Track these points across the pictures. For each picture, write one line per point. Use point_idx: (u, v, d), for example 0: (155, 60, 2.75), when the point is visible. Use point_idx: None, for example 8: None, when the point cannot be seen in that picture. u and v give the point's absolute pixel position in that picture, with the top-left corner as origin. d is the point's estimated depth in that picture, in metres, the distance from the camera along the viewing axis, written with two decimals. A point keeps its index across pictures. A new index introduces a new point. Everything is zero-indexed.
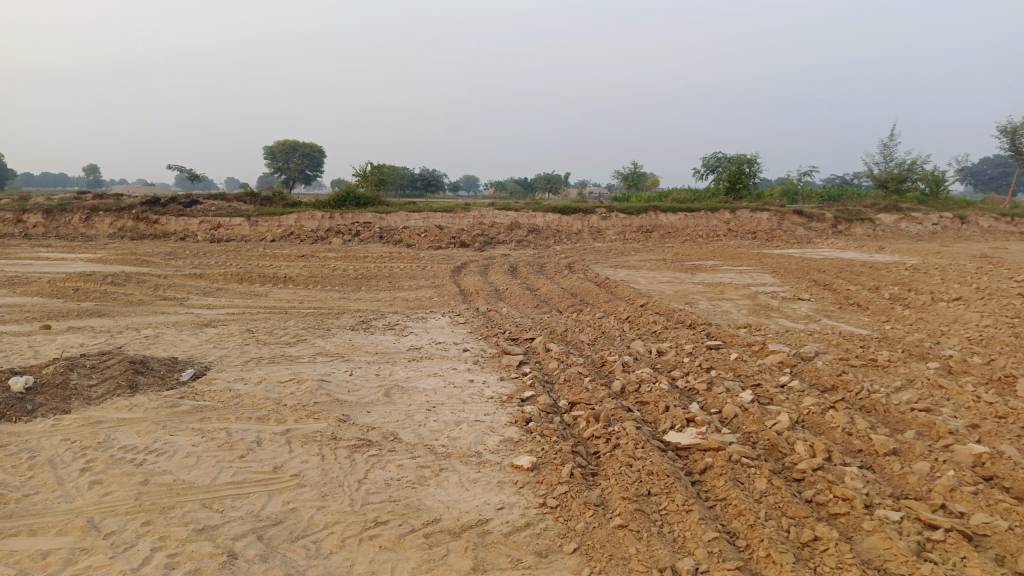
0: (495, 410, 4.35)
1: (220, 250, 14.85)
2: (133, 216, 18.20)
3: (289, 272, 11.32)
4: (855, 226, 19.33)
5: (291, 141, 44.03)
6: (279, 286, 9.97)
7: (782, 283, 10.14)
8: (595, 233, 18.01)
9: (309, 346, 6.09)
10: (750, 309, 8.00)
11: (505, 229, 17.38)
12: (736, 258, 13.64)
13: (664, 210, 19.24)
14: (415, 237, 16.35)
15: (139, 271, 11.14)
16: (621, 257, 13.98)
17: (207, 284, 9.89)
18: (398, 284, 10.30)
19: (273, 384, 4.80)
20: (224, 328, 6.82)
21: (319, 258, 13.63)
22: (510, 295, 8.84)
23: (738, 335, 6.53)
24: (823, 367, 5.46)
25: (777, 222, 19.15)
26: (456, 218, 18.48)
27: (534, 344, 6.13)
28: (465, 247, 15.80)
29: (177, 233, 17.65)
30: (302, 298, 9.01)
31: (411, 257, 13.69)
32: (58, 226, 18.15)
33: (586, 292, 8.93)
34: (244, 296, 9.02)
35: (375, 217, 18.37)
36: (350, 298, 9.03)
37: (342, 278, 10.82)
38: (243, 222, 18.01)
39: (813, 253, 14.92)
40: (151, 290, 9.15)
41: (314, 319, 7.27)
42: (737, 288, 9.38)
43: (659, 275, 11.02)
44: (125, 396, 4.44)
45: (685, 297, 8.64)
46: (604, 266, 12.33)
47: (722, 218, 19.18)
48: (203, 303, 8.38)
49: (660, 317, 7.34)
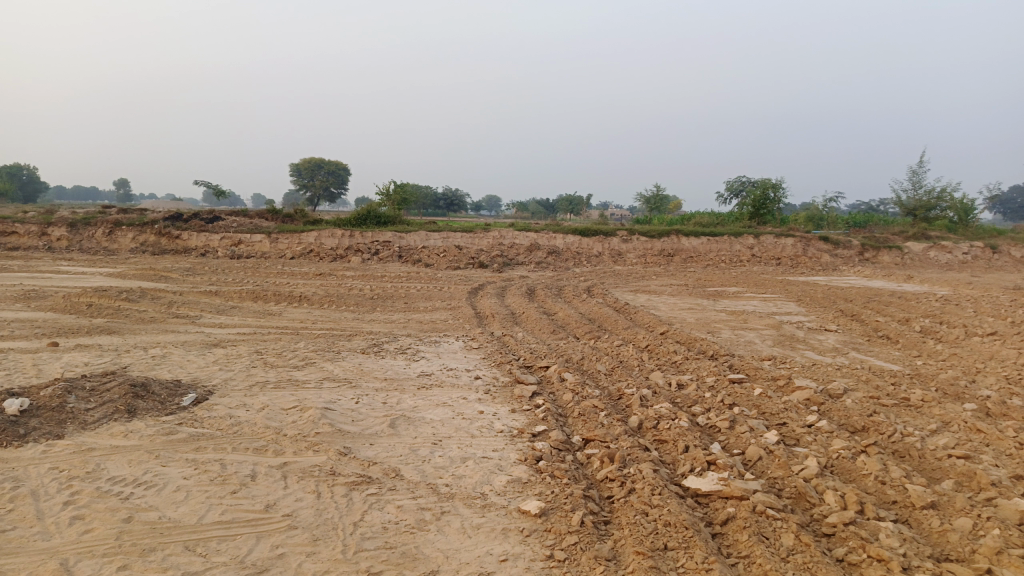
0: (504, 445, 4.13)
1: (239, 267, 14.84)
2: (156, 231, 18.31)
3: (305, 290, 11.22)
4: (882, 254, 18.90)
5: (316, 158, 44.45)
6: (294, 305, 9.85)
7: (808, 312, 9.83)
8: (616, 256, 17.78)
9: (317, 370, 5.92)
10: (774, 340, 7.71)
11: (525, 250, 17.21)
12: (759, 285, 13.33)
13: (686, 234, 18.98)
14: (434, 258, 16.23)
15: (156, 287, 11.10)
16: (641, 281, 13.73)
17: (221, 302, 9.80)
18: (414, 305, 10.14)
19: (275, 411, 4.63)
20: (233, 349, 6.69)
21: (336, 276, 13.55)
22: (526, 320, 8.63)
23: (762, 368, 6.25)
24: (853, 406, 5.17)
25: (802, 248, 18.78)
26: (476, 238, 18.35)
27: (549, 373, 5.91)
28: (483, 267, 15.64)
29: (197, 248, 17.71)
30: (316, 318, 8.87)
31: (429, 277, 13.55)
32: (82, 239, 18.30)
33: (605, 318, 8.70)
34: (257, 315, 8.90)
35: (394, 236, 18.30)
36: (364, 319, 8.88)
37: (358, 298, 10.69)
38: (263, 239, 18.03)
39: (839, 281, 14.55)
40: (165, 307, 9.07)
41: (325, 341, 7.12)
42: (761, 317, 9.10)
43: (680, 301, 10.76)
44: (122, 421, 4.30)
45: (707, 326, 8.37)
46: (624, 291, 12.09)
47: (745, 243, 18.86)
48: (215, 321, 8.27)
49: (680, 347, 7.08)
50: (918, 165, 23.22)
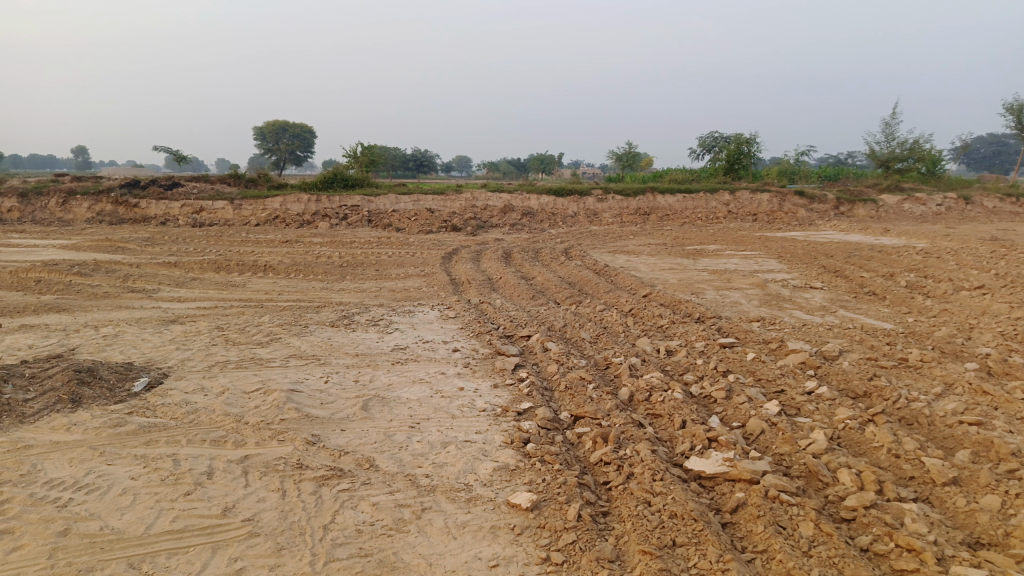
0: (487, 426, 3.80)
1: (201, 235, 14.23)
2: (112, 200, 17.52)
3: (271, 259, 10.73)
4: (858, 208, 18.79)
5: (281, 121, 43.22)
6: (259, 276, 9.38)
7: (790, 270, 9.60)
8: (591, 215, 17.44)
9: (282, 347, 5.52)
10: (760, 300, 7.46)
11: (499, 212, 16.77)
12: (739, 242, 13.10)
13: (662, 191, 18.67)
14: (405, 221, 15.74)
15: (112, 259, 10.51)
16: (619, 241, 13.44)
17: (181, 274, 9.28)
18: (385, 272, 9.71)
19: (235, 395, 4.24)
20: (192, 326, 6.24)
21: (304, 243, 13.03)
22: (504, 285, 8.27)
23: (752, 331, 5.98)
24: (852, 369, 4.92)
25: (778, 203, 18.59)
26: (447, 200, 17.84)
27: (531, 342, 5.58)
28: (456, 231, 15.20)
29: (157, 217, 16.99)
30: (282, 289, 8.42)
31: (400, 242, 13.10)
32: (34, 210, 17.45)
33: (585, 281, 8.38)
34: (219, 287, 8.42)
35: (363, 200, 17.74)
36: (334, 289, 8.45)
37: (327, 266, 10.24)
38: (226, 206, 17.35)
39: (817, 237, 14.37)
40: (120, 281, 8.54)
41: (291, 314, 6.70)
42: (744, 276, 8.85)
43: (660, 261, 10.47)
44: (64, 412, 3.88)
45: (691, 286, 8.10)
46: (602, 251, 11.79)
47: (721, 199, 18.62)
48: (174, 295, 7.79)
49: (665, 310, 6.79)
50: (891, 116, 23.02)
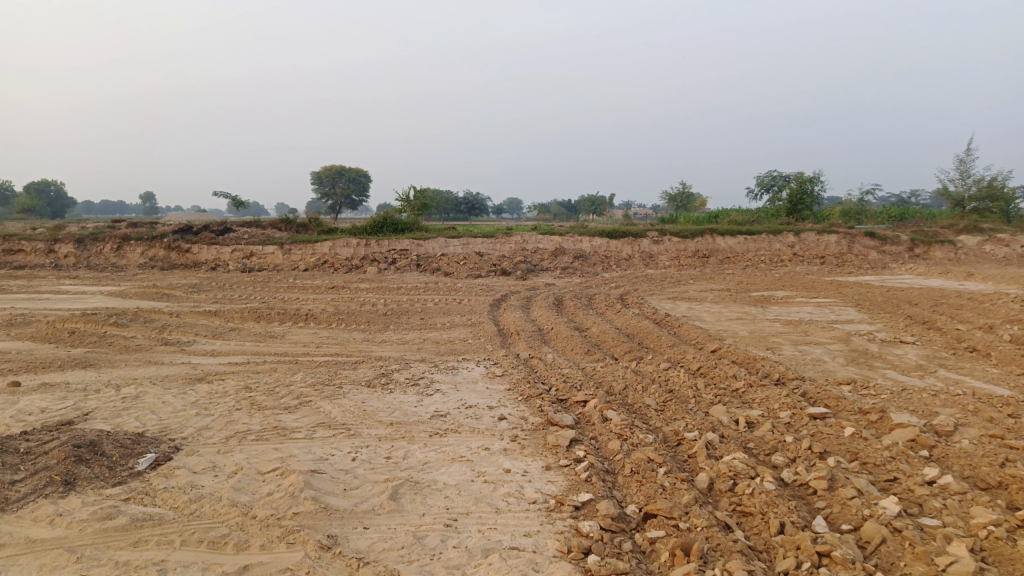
0: (539, 526, 3.14)
1: (249, 281, 14.03)
2: (165, 245, 17.61)
3: (314, 307, 10.35)
4: (934, 249, 17.63)
5: (337, 166, 43.92)
6: (300, 325, 8.96)
7: (872, 321, 8.71)
8: (647, 258, 16.73)
9: (311, 412, 4.96)
10: (846, 358, 6.62)
11: (550, 255, 16.22)
12: (810, 287, 12.24)
13: (721, 233, 17.86)
14: (454, 266, 15.31)
15: (154, 307, 10.28)
16: (679, 287, 12.71)
17: (219, 324, 8.92)
18: (430, 322, 9.17)
19: (248, 478, 3.67)
20: (219, 386, 5.76)
21: (350, 289, 12.67)
22: (556, 337, 7.63)
23: (845, 398, 5.19)
24: (975, 451, 4.09)
25: (847, 245, 17.58)
26: (497, 243, 17.39)
27: (588, 410, 4.90)
28: (506, 275, 14.67)
29: (208, 262, 16.96)
30: (321, 341, 7.95)
31: (448, 288, 12.63)
32: (90, 255, 17.66)
33: (645, 333, 7.69)
34: (257, 339, 8.00)
35: (412, 243, 17.42)
36: (375, 341, 7.95)
37: (371, 314, 9.78)
38: (276, 250, 17.23)
39: (893, 281, 13.38)
40: (156, 332, 8.20)
41: (326, 372, 6.17)
42: (823, 328, 8.03)
43: (726, 310, 9.70)
44: (51, 499, 3.36)
45: (764, 340, 7.33)
46: (661, 298, 11.07)
47: (785, 241, 17.71)
48: (207, 348, 7.38)
49: (739, 370, 6.03)
50: (966, 153, 21.80)
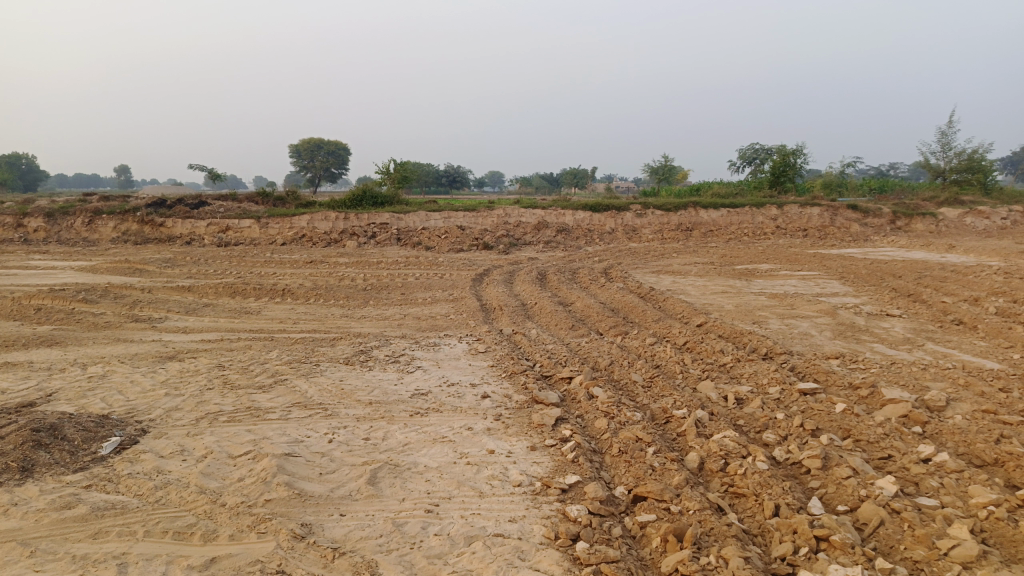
0: (525, 512, 3.00)
1: (225, 256, 13.71)
2: (138, 219, 17.17)
3: (291, 282, 10.10)
4: (915, 222, 17.66)
5: (316, 139, 43.19)
6: (276, 301, 8.72)
7: (858, 294, 8.64)
8: (630, 231, 16.59)
9: (286, 391, 4.77)
10: (834, 331, 6.53)
11: (532, 229, 16.02)
12: (794, 260, 12.17)
13: (705, 206, 17.74)
14: (435, 240, 15.08)
15: (125, 283, 9.98)
16: (663, 260, 12.59)
17: (192, 299, 8.66)
18: (411, 297, 8.97)
19: (218, 462, 3.49)
20: (191, 364, 5.55)
21: (329, 264, 12.41)
22: (540, 312, 7.47)
23: (835, 373, 5.09)
24: (969, 426, 4.00)
25: (829, 218, 17.54)
26: (479, 217, 17.14)
27: (573, 387, 4.76)
28: (488, 249, 14.47)
29: (182, 236, 16.57)
30: (299, 317, 7.73)
31: (429, 262, 12.41)
32: (60, 230, 17.19)
33: (630, 307, 7.56)
34: (231, 315, 7.76)
35: (393, 217, 17.13)
36: (354, 316, 7.75)
37: (350, 289, 9.56)
38: (253, 224, 16.87)
39: (876, 254, 13.35)
40: (126, 308, 7.93)
41: (302, 349, 5.97)
42: (809, 302, 7.94)
43: (711, 283, 9.59)
44: (6, 487, 3.16)
45: (750, 314, 7.23)
46: (645, 272, 10.95)
47: (768, 214, 17.63)
48: (180, 325, 7.14)
49: (726, 345, 5.91)
50: (948, 126, 21.77)
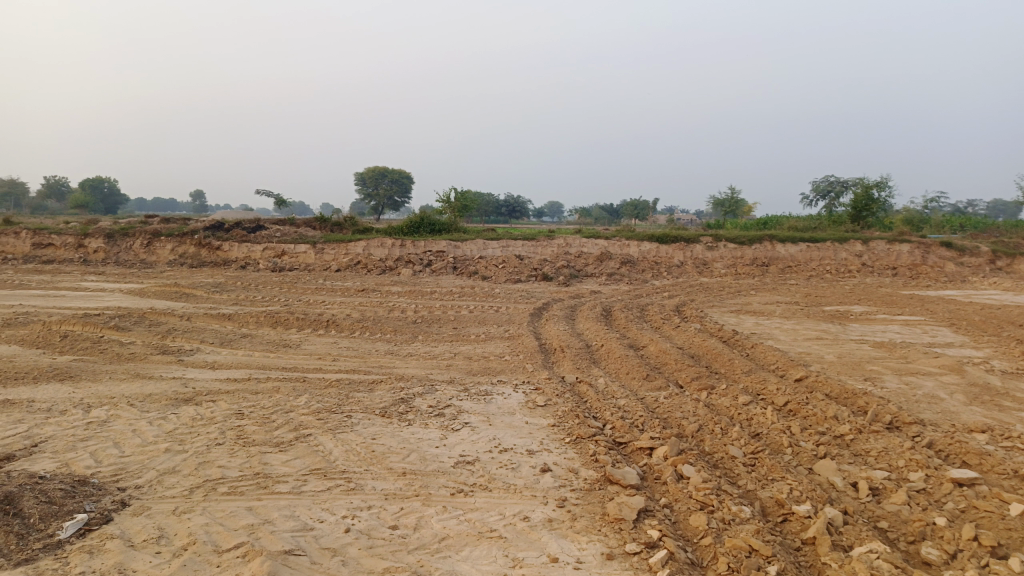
0: None
1: (275, 282, 13.23)
2: (195, 241, 16.98)
3: (338, 312, 9.44)
4: (1019, 262, 16.03)
5: (379, 166, 43.45)
6: (319, 334, 8.04)
7: (978, 346, 7.42)
8: (701, 265, 15.51)
9: (306, 452, 3.96)
10: (968, 396, 5.38)
11: (595, 260, 15.11)
12: (889, 302, 10.93)
13: (782, 239, 16.52)
14: (492, 269, 14.32)
15: (167, 308, 9.48)
16: (740, 298, 11.50)
17: (229, 329, 8.03)
18: (463, 333, 8.15)
19: (198, 561, 2.67)
20: (206, 410, 4.81)
21: (381, 293, 11.77)
22: (608, 356, 6.54)
23: (993, 457, 4.00)
24: None
25: (921, 255, 16.09)
26: (539, 246, 16.32)
27: (656, 462, 3.81)
28: (548, 280, 13.62)
29: (237, 260, 16.26)
30: (339, 353, 6.98)
31: (486, 293, 11.64)
32: (119, 251, 17.14)
33: (713, 353, 6.57)
34: (267, 349, 7.08)
35: (449, 244, 16.48)
36: (400, 354, 6.96)
37: (399, 321, 8.81)
38: (308, 249, 16.44)
39: (981, 297, 11.94)
40: (157, 337, 7.34)
41: (335, 396, 5.18)
42: (927, 355, 6.77)
43: (800, 327, 8.51)
44: None
45: (859, 369, 6.15)
46: (723, 311, 9.90)
47: (852, 250, 16.29)
48: (209, 359, 6.46)
49: (839, 409, 4.86)
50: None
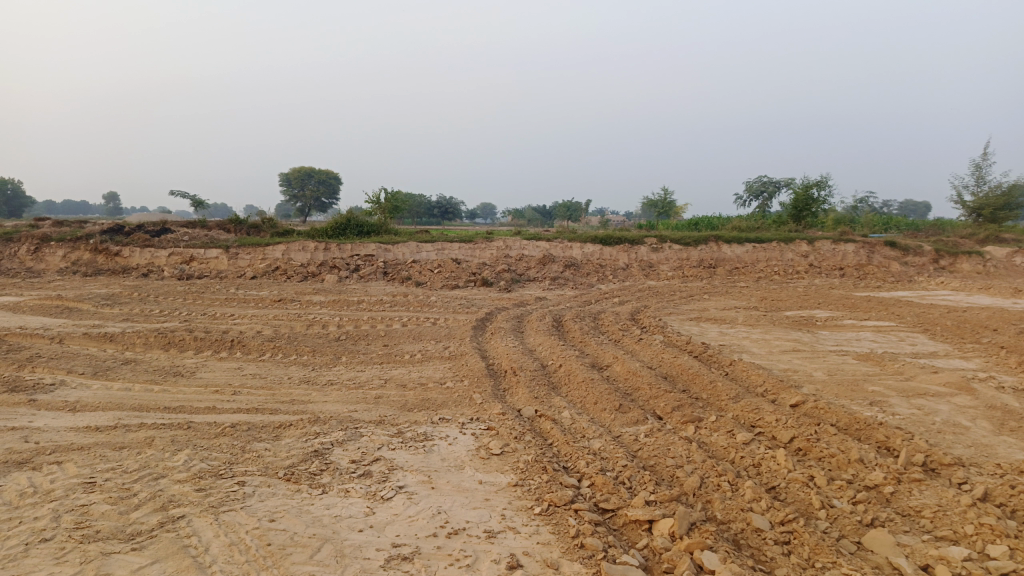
0: None
1: (180, 292, 11.71)
2: (91, 247, 15.17)
3: (249, 328, 8.13)
4: (961, 261, 15.88)
5: (306, 167, 41.51)
6: (223, 357, 6.74)
7: (967, 356, 6.74)
8: (647, 268, 14.76)
9: (170, 551, 2.78)
10: (993, 422, 4.57)
11: (537, 263, 14.12)
12: (851, 306, 10.34)
13: (727, 239, 15.93)
14: (426, 274, 13.18)
15: (39, 328, 7.96)
16: (696, 303, 10.70)
17: (110, 354, 6.64)
18: (394, 352, 6.98)
19: None
20: (42, 479, 3.54)
21: (301, 303, 10.46)
22: (569, 381, 5.52)
23: None
24: None
25: (865, 255, 15.79)
26: (477, 250, 15.26)
27: (665, 550, 2.79)
28: (487, 286, 12.57)
29: (139, 267, 14.57)
30: (244, 383, 5.73)
31: (420, 301, 10.50)
32: (1, 258, 15.18)
33: (689, 373, 5.64)
34: (153, 380, 5.76)
35: (379, 248, 15.22)
36: (319, 382, 5.76)
37: (321, 339, 7.59)
38: (221, 255, 14.88)
39: (935, 299, 11.53)
40: (12, 367, 5.91)
41: (228, 450, 3.97)
42: (925, 370, 6.00)
43: (772, 336, 7.71)
44: None
45: (858, 390, 5.31)
46: (682, 318, 9.06)
47: (798, 250, 15.85)
48: (72, 397, 5.12)
49: (862, 449, 3.97)
50: (983, 158, 20.09)
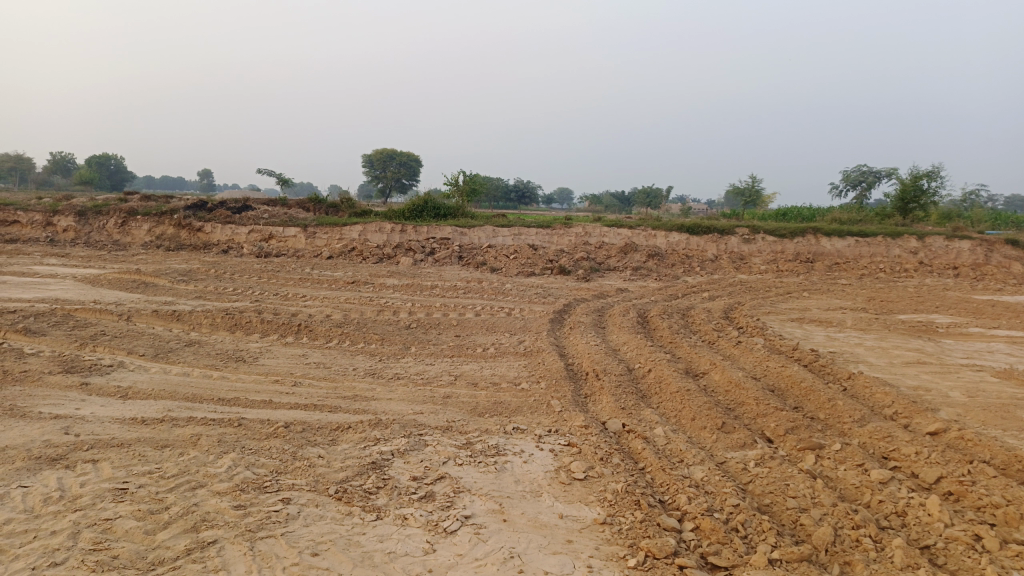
0: None
1: (256, 270, 11.58)
2: (174, 221, 15.35)
3: (318, 312, 7.79)
4: None
5: (389, 150, 41.79)
6: (288, 343, 6.39)
7: None
8: (737, 260, 13.81)
9: None
10: None
11: (618, 252, 13.40)
12: (974, 311, 9.22)
13: (827, 232, 14.75)
14: (503, 260, 12.67)
15: (112, 303, 7.85)
16: (795, 301, 9.78)
17: (175, 334, 6.38)
18: (466, 344, 6.48)
19: None
20: (73, 480, 3.17)
21: (374, 286, 10.11)
22: (660, 390, 4.87)
23: None
24: None
25: (983, 254, 14.33)
26: (555, 235, 14.65)
27: None
28: (566, 274, 11.96)
29: (219, 244, 14.63)
30: (305, 374, 5.32)
31: (495, 288, 9.99)
32: (91, 231, 15.56)
33: (801, 387, 4.89)
34: (212, 366, 5.43)
35: (454, 231, 14.80)
36: (386, 376, 5.29)
37: (390, 326, 7.16)
38: (298, 233, 14.80)
39: None
40: (74, 346, 5.71)
41: (277, 456, 3.52)
42: None
43: (890, 344, 6.82)
44: None
45: (1011, 418, 4.46)
46: (782, 319, 8.20)
47: (906, 245, 14.53)
48: (126, 382, 4.82)
49: None
50: None
